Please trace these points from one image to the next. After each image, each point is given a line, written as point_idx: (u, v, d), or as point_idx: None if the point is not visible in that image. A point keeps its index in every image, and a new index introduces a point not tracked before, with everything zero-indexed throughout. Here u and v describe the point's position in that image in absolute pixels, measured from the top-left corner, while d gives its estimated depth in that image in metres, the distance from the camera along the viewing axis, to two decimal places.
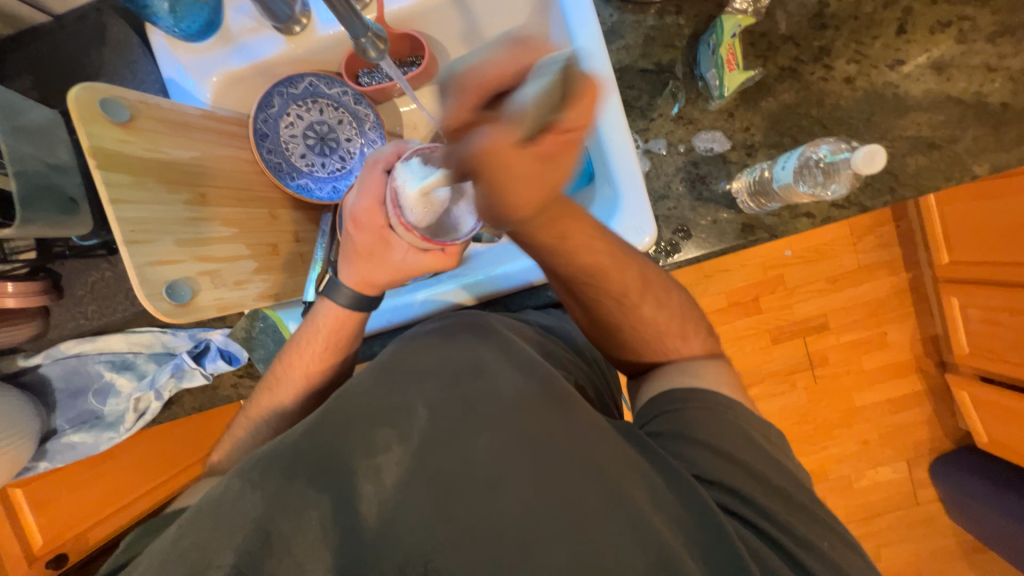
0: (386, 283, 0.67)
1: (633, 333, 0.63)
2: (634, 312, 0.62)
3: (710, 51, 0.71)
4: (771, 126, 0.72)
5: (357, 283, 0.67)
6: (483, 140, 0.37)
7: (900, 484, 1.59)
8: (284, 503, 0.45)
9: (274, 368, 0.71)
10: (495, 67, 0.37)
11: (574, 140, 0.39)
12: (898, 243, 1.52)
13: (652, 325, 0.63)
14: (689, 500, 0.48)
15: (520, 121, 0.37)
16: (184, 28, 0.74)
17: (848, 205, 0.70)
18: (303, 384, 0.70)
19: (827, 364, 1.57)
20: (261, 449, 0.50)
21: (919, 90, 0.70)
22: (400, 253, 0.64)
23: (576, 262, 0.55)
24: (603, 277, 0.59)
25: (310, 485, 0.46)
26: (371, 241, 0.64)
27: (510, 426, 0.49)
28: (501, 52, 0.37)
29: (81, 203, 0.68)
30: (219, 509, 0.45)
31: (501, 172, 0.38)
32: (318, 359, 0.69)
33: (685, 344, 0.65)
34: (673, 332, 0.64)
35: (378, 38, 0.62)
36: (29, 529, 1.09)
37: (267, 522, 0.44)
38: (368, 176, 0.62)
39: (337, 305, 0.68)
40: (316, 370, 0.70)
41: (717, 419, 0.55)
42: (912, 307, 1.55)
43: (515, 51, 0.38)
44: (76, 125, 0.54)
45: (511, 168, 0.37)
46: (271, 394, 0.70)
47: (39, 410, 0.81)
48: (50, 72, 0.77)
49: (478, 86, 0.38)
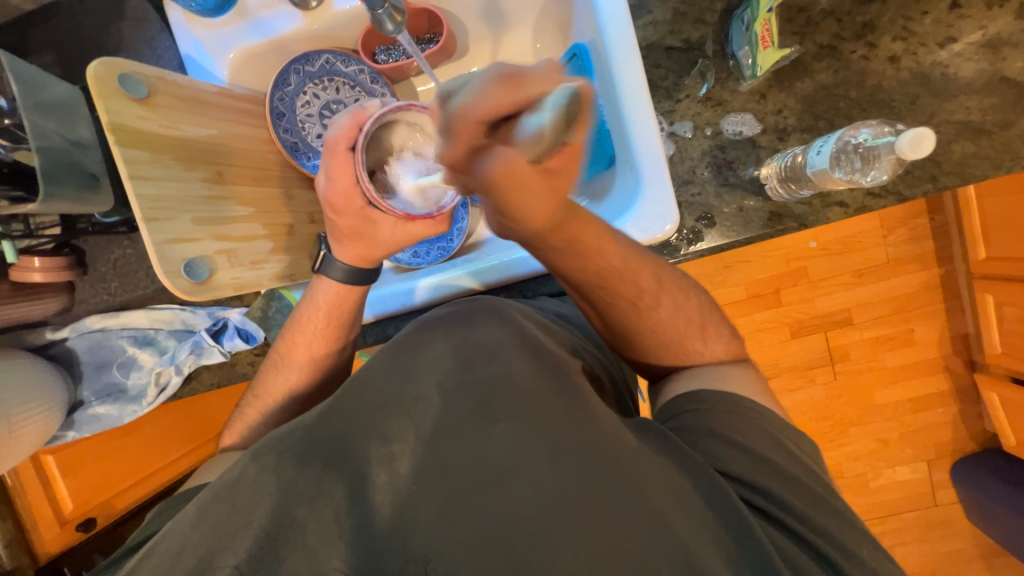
0: (380, 257, 0.68)
1: (651, 324, 0.61)
2: (647, 307, 0.61)
3: (744, 27, 0.66)
4: (805, 109, 0.69)
5: (353, 260, 0.67)
6: (495, 168, 0.38)
7: (920, 484, 1.55)
8: (300, 487, 0.46)
9: (279, 346, 0.72)
10: (485, 104, 0.35)
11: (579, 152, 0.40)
12: (932, 236, 1.45)
13: (671, 315, 0.62)
14: (715, 501, 0.47)
15: (529, 151, 0.37)
16: (201, 3, 0.72)
17: (885, 194, 0.66)
18: (309, 361, 0.70)
19: (848, 359, 1.53)
20: (278, 432, 0.51)
21: (971, 70, 0.65)
22: (387, 230, 0.64)
23: (597, 252, 0.54)
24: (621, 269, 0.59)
25: (324, 472, 0.46)
26: (353, 221, 0.63)
27: (523, 415, 0.48)
28: (491, 86, 0.34)
29: (103, 179, 0.69)
30: (237, 491, 0.46)
31: (514, 194, 0.40)
32: (322, 335, 0.70)
33: (703, 337, 0.63)
34: (689, 322, 0.63)
35: (395, 10, 0.60)
36: (60, 492, 1.14)
37: (283, 505, 0.45)
38: (332, 158, 0.58)
39: (335, 281, 0.68)
40: (320, 347, 0.70)
41: (745, 420, 0.53)
42: (943, 303, 1.49)
43: (504, 82, 0.35)
44: (96, 101, 0.54)
45: (529, 188, 0.40)
46: (279, 371, 0.71)
47: (66, 383, 0.84)
48: (69, 48, 0.76)
49: (472, 122, 0.35)
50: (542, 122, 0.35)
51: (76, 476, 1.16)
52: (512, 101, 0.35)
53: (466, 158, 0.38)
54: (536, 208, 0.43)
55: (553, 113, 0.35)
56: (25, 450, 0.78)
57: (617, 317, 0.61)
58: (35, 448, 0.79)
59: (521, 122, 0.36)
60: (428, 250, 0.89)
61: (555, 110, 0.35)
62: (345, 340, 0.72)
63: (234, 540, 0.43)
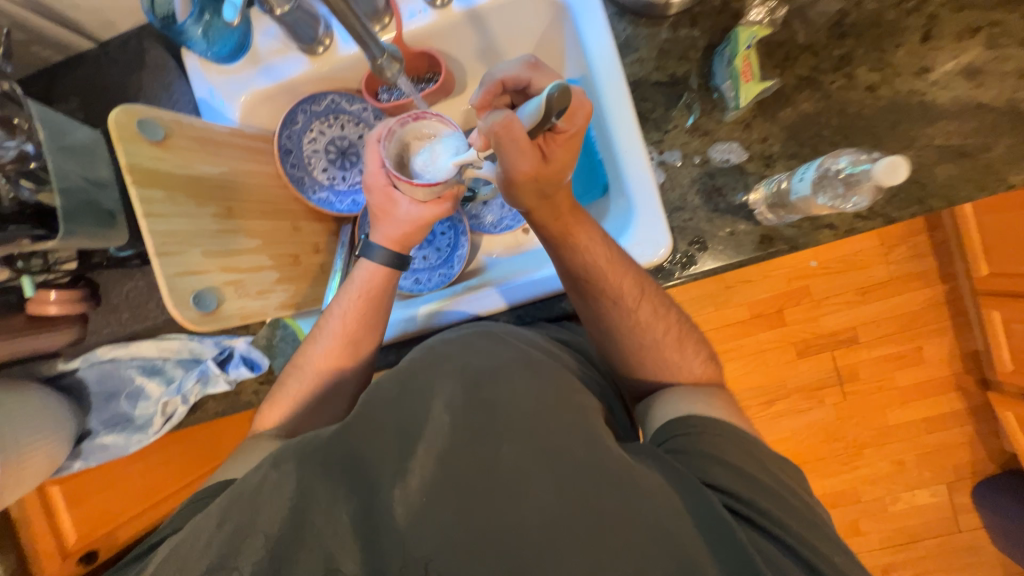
0: (402, 238, 0.72)
1: (635, 336, 0.65)
2: (626, 313, 0.65)
3: (725, 62, 0.70)
4: (790, 136, 0.71)
5: (388, 243, 0.72)
6: (499, 120, 0.52)
7: (940, 509, 1.50)
8: (314, 497, 0.48)
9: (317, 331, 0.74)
10: (511, 74, 0.58)
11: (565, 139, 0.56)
12: (933, 253, 1.46)
13: (654, 331, 0.65)
14: (710, 517, 0.47)
15: (529, 123, 0.53)
16: (216, 52, 0.76)
17: (872, 216, 0.68)
18: (348, 344, 0.72)
19: (857, 379, 1.51)
20: (292, 447, 0.54)
21: (947, 98, 0.68)
22: (407, 207, 0.69)
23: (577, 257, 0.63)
24: (611, 281, 0.64)
25: (338, 484, 0.49)
26: (381, 203, 0.70)
27: (528, 433, 0.50)
28: (520, 66, 0.58)
29: (119, 215, 0.72)
30: (257, 498, 0.48)
31: (507, 145, 0.53)
32: (362, 318, 0.72)
33: (689, 358, 0.65)
34: (666, 334, 0.66)
35: (394, 59, 0.63)
36: (62, 524, 1.13)
37: (298, 511, 0.47)
38: (367, 149, 0.67)
39: (374, 262, 0.72)
40: (361, 331, 0.72)
41: (735, 443, 0.54)
42: (949, 320, 1.48)
43: (527, 68, 0.59)
44: (115, 145, 0.58)
45: (515, 147, 0.54)
46: (318, 355, 0.72)
47: (76, 413, 0.85)
48: (92, 94, 0.81)
49: (498, 83, 0.59)
50: (535, 102, 0.51)
51: (79, 506, 1.15)
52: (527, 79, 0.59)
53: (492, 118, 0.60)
54: (523, 161, 0.55)
55: (545, 98, 0.48)
56: (33, 480, 0.80)
57: (598, 318, 0.66)
58: (42, 478, 0.80)
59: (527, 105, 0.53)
60: (429, 276, 0.93)
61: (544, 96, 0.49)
62: (381, 330, 0.74)
63: (245, 546, 0.45)
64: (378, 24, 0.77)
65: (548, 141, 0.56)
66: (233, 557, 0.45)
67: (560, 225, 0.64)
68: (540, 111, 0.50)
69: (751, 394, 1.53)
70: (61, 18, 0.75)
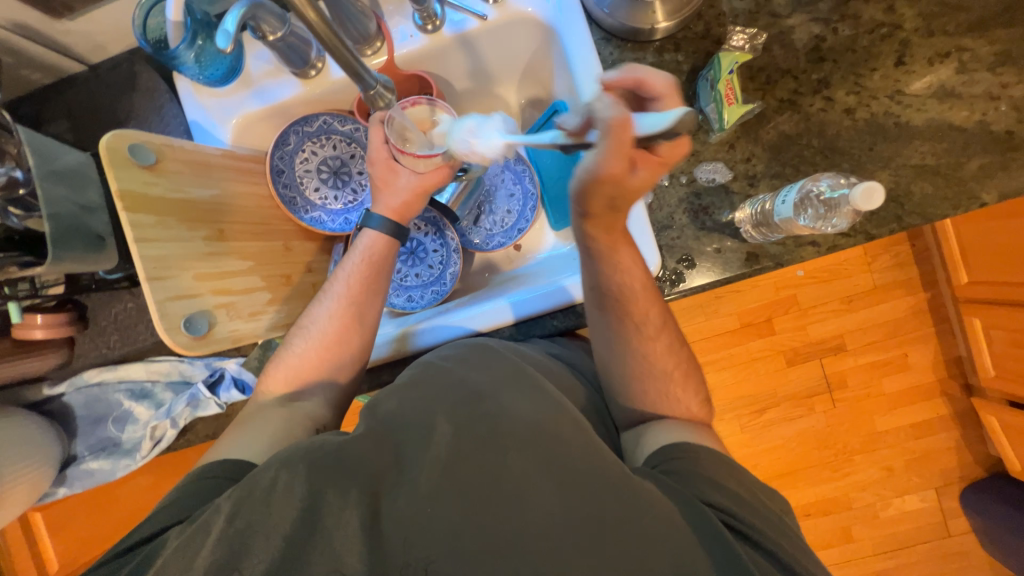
0: (404, 208, 0.75)
1: (641, 358, 0.67)
2: (646, 341, 0.67)
3: (708, 86, 0.72)
4: (773, 156, 0.73)
5: (389, 213, 0.75)
6: (621, 114, 0.44)
7: (930, 514, 1.52)
8: (326, 498, 0.51)
9: (318, 299, 0.73)
10: (655, 79, 0.48)
11: (657, 165, 0.51)
12: (914, 262, 1.50)
13: (666, 363, 0.68)
14: (706, 531, 0.50)
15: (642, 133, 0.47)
16: (208, 75, 0.76)
17: (853, 234, 0.70)
18: (350, 309, 0.71)
19: (846, 386, 1.54)
20: (298, 445, 0.56)
21: (921, 119, 0.71)
22: (408, 178, 0.74)
23: (610, 277, 0.65)
24: (641, 304, 0.66)
25: (348, 487, 0.52)
26: (386, 176, 0.74)
27: (524, 445, 0.55)
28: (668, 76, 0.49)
29: (109, 239, 0.72)
30: (270, 497, 0.51)
31: (614, 141, 0.46)
32: (366, 281, 0.73)
33: (689, 395, 0.68)
34: (676, 369, 0.68)
35: (386, 90, 0.64)
36: (45, 551, 1.11)
37: (309, 513, 0.50)
38: (370, 128, 0.71)
39: (378, 228, 0.74)
40: (364, 296, 0.72)
41: (728, 470, 0.58)
42: (932, 327, 1.51)
43: (670, 87, 0.49)
44: (106, 170, 0.58)
45: (618, 147, 0.46)
46: (318, 322, 0.71)
47: (60, 438, 0.84)
48: (81, 117, 0.81)
49: (634, 78, 0.49)
50: (659, 123, 0.46)
51: (60, 536, 1.12)
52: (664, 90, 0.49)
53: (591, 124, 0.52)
54: (615, 168, 0.48)
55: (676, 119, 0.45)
56: (17, 505, 0.79)
57: (615, 337, 0.68)
58: (25, 506, 0.79)
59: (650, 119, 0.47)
60: (422, 294, 0.94)
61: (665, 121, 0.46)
62: (383, 296, 0.75)
63: (255, 545, 0.48)
64: (368, 49, 0.76)
65: (640, 156, 0.50)
66: (244, 556, 0.48)
67: (610, 239, 0.62)
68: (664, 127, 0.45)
69: (742, 403, 1.55)
70: (51, 42, 0.75)
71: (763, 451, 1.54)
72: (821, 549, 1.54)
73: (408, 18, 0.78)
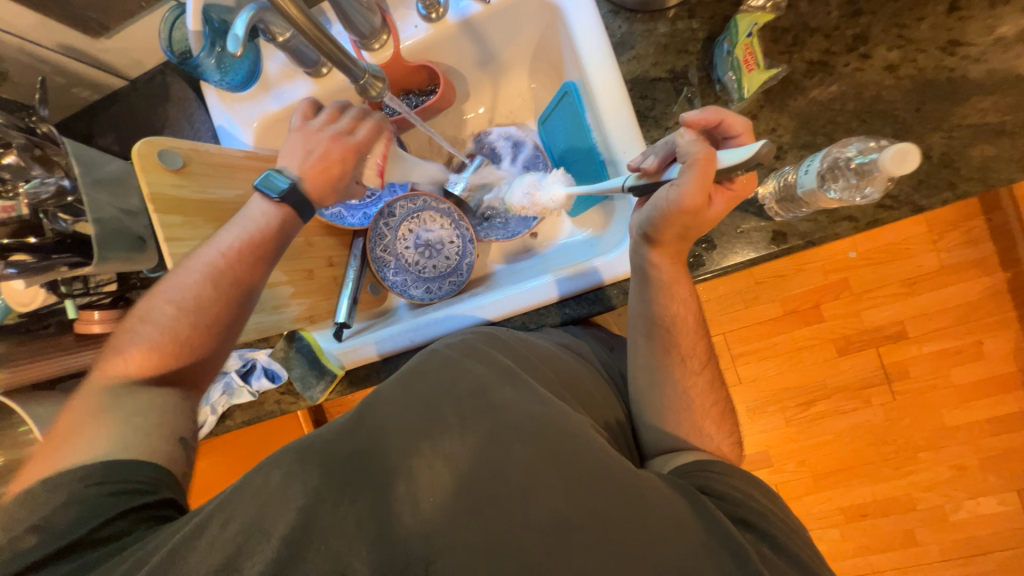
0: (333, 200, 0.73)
1: (682, 393, 0.65)
2: (694, 372, 0.66)
3: (725, 52, 0.67)
4: (802, 125, 0.67)
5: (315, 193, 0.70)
6: (701, 154, 0.52)
7: (1010, 519, 1.36)
8: (327, 484, 0.52)
9: (191, 264, 0.65)
10: (737, 123, 0.56)
11: (736, 197, 0.58)
12: (990, 237, 1.33)
13: (709, 398, 0.66)
14: (733, 549, 0.48)
15: (727, 164, 0.52)
16: (230, 81, 0.81)
17: (897, 205, 0.63)
18: (227, 286, 0.64)
19: (907, 376, 1.40)
20: (301, 441, 0.58)
21: (981, 71, 0.62)
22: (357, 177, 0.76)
23: (662, 306, 0.65)
24: (693, 334, 0.67)
25: (350, 474, 0.53)
26: (339, 156, 0.70)
27: (529, 440, 0.54)
28: (744, 122, 0.56)
29: (148, 240, 0.78)
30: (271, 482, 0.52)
31: (703, 173, 0.52)
32: (250, 255, 0.66)
33: (728, 435, 0.65)
34: (720, 407, 0.66)
35: (376, 78, 0.65)
36: None
37: (308, 502, 0.51)
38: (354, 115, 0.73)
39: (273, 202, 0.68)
40: (245, 270, 0.66)
41: (761, 490, 0.56)
42: (1013, 310, 1.34)
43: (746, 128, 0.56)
44: (139, 175, 0.62)
45: (704, 177, 0.52)
46: (186, 296, 0.63)
47: None
48: (124, 128, 0.88)
49: (720, 118, 0.56)
50: (741, 157, 0.50)
51: None
52: (742, 129, 0.56)
53: (669, 162, 0.60)
54: (698, 199, 0.53)
55: (766, 147, 0.47)
56: None
57: (659, 366, 0.67)
58: None
59: (733, 153, 0.52)
60: (440, 285, 0.94)
61: (742, 157, 0.50)
62: (267, 273, 0.69)
63: (259, 529, 0.49)
64: (376, 42, 0.75)
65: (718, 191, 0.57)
66: (251, 535, 0.50)
67: (676, 268, 0.64)
68: (752, 158, 0.49)
69: (786, 395, 1.45)
70: (92, 60, 0.81)
71: (812, 447, 1.44)
72: (879, 552, 1.43)
73: (413, 8, 0.77)
